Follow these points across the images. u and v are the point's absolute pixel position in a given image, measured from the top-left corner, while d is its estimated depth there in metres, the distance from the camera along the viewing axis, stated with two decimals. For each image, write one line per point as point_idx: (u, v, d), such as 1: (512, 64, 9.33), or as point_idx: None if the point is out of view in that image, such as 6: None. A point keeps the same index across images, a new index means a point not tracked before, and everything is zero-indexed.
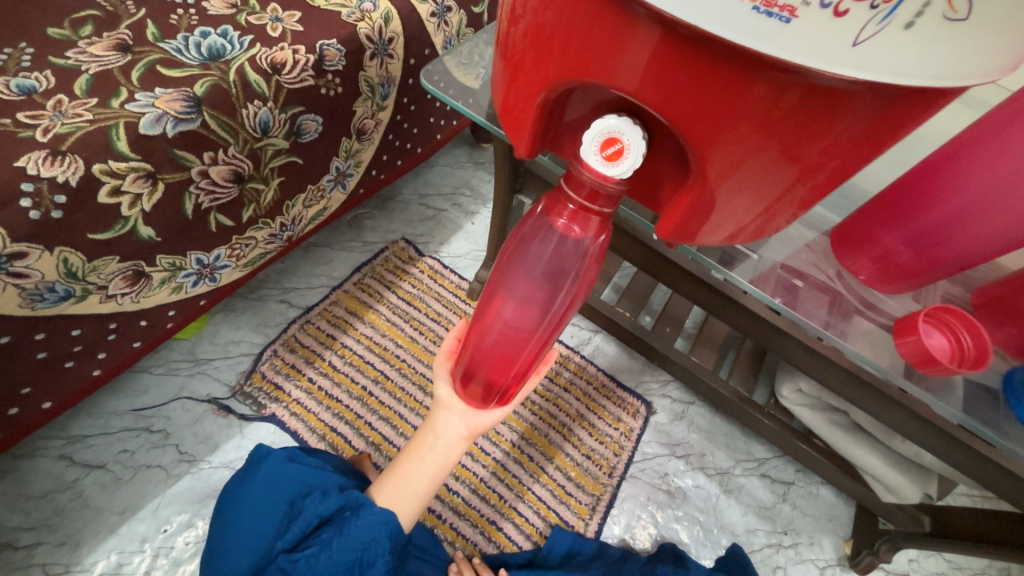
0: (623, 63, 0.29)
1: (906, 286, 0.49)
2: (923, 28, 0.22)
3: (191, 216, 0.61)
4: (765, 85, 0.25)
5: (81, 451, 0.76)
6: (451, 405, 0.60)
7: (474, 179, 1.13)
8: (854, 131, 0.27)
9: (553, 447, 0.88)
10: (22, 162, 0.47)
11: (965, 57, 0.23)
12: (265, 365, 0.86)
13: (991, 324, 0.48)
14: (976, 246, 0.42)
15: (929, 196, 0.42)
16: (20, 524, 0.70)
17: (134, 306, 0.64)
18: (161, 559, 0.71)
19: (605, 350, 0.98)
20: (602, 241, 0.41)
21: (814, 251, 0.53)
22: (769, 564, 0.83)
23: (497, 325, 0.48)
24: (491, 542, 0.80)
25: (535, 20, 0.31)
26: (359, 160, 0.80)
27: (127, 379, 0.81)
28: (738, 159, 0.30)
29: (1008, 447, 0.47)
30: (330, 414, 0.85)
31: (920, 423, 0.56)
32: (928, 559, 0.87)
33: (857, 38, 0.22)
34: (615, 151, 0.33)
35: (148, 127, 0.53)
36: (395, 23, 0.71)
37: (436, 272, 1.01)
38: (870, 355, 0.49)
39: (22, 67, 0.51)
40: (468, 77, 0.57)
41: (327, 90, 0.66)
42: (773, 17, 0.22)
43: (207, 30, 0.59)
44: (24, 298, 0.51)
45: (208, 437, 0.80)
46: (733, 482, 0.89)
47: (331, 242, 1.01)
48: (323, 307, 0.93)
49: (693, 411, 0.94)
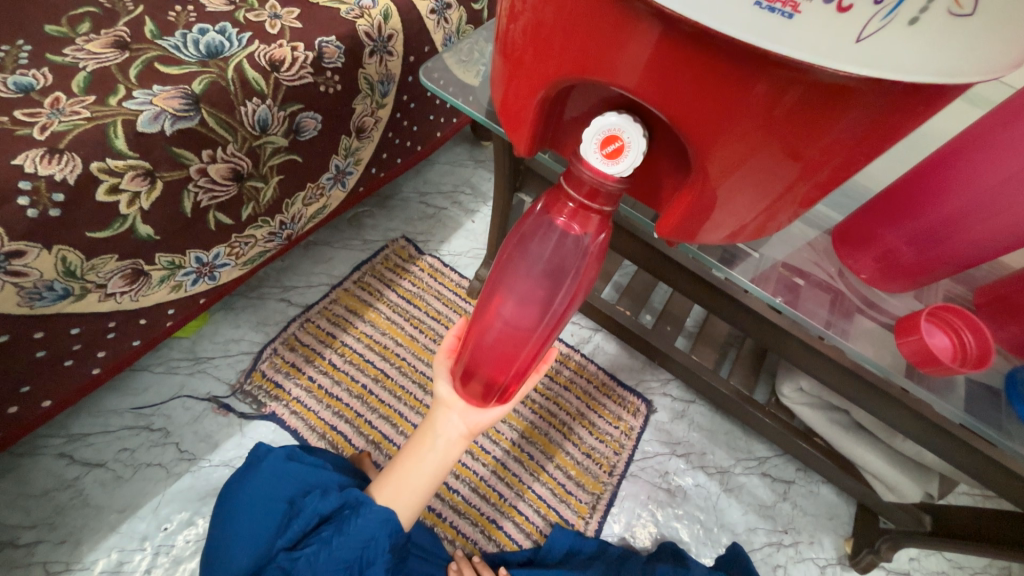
0: (623, 61, 0.28)
1: (907, 285, 0.49)
2: (928, 23, 0.21)
3: (190, 214, 0.61)
4: (767, 83, 0.25)
5: (81, 449, 0.75)
6: (450, 404, 0.60)
7: (475, 177, 1.13)
8: (856, 129, 0.27)
9: (553, 445, 0.88)
10: (20, 160, 0.46)
11: (971, 54, 0.23)
12: (264, 363, 0.86)
13: (994, 324, 0.48)
14: (980, 245, 0.42)
15: (930, 194, 0.42)
16: (20, 522, 0.70)
17: (134, 304, 0.63)
18: (161, 557, 0.71)
19: (605, 349, 0.98)
20: (602, 240, 0.41)
21: (816, 249, 0.53)
22: (769, 563, 0.83)
23: (497, 324, 0.48)
24: (491, 540, 0.80)
25: (535, 17, 0.31)
26: (359, 158, 0.80)
27: (127, 377, 0.81)
28: (739, 158, 0.29)
29: (1010, 447, 0.47)
30: (330, 413, 0.85)
31: (921, 423, 0.56)
32: (929, 558, 0.87)
33: (861, 34, 0.22)
34: (615, 149, 0.33)
35: (146, 124, 0.52)
36: (395, 21, 0.71)
37: (436, 270, 1.01)
38: (872, 355, 0.49)
39: (20, 65, 0.50)
40: (467, 74, 0.56)
41: (327, 87, 0.66)
42: (775, 13, 0.22)
43: (206, 27, 0.58)
44: (23, 297, 0.51)
45: (208, 436, 0.80)
46: (733, 481, 0.88)
47: (331, 241, 1.00)
48: (323, 306, 0.93)
49: (693, 410, 0.94)
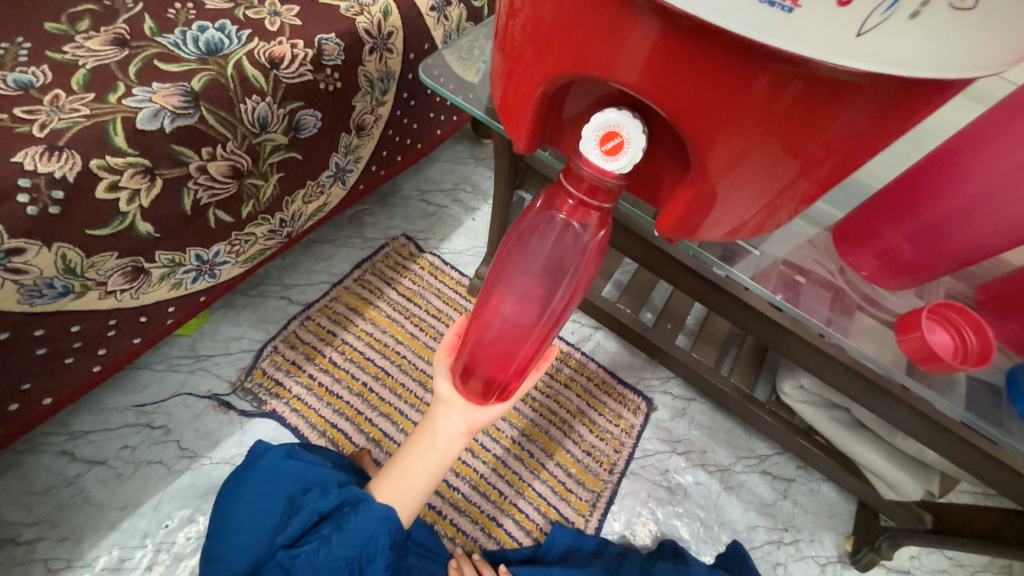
0: (623, 55, 0.28)
1: (909, 281, 0.48)
2: (929, 18, 0.21)
3: (190, 211, 0.61)
4: (768, 77, 0.25)
5: (82, 447, 0.76)
6: (450, 401, 0.60)
7: (475, 175, 1.13)
8: (857, 124, 0.27)
9: (553, 443, 0.88)
10: (19, 158, 0.46)
11: (970, 50, 0.23)
12: (265, 361, 0.86)
13: (994, 321, 0.48)
14: (981, 241, 0.41)
15: (929, 192, 0.42)
16: (21, 519, 0.70)
17: (134, 302, 0.64)
18: (162, 554, 0.71)
19: (606, 347, 0.98)
20: (602, 236, 0.42)
21: (816, 247, 0.52)
22: (770, 561, 0.83)
23: (496, 321, 0.47)
24: (491, 538, 0.80)
25: (534, 13, 0.30)
26: (359, 156, 0.80)
27: (128, 375, 0.81)
28: (739, 153, 0.29)
29: (1012, 445, 0.47)
30: (331, 410, 0.85)
31: (922, 420, 0.56)
32: (929, 556, 0.87)
33: (861, 29, 0.22)
34: (615, 145, 0.33)
35: (145, 122, 0.52)
36: (395, 17, 0.70)
37: (436, 268, 1.01)
38: (873, 353, 0.49)
39: (20, 63, 0.50)
40: (468, 71, 0.56)
41: (327, 85, 0.66)
42: (775, 7, 0.22)
43: (205, 25, 0.58)
44: (23, 294, 0.51)
45: (209, 433, 0.80)
46: (733, 479, 0.88)
47: (331, 238, 1.00)
48: (323, 303, 0.93)
49: (694, 407, 0.94)
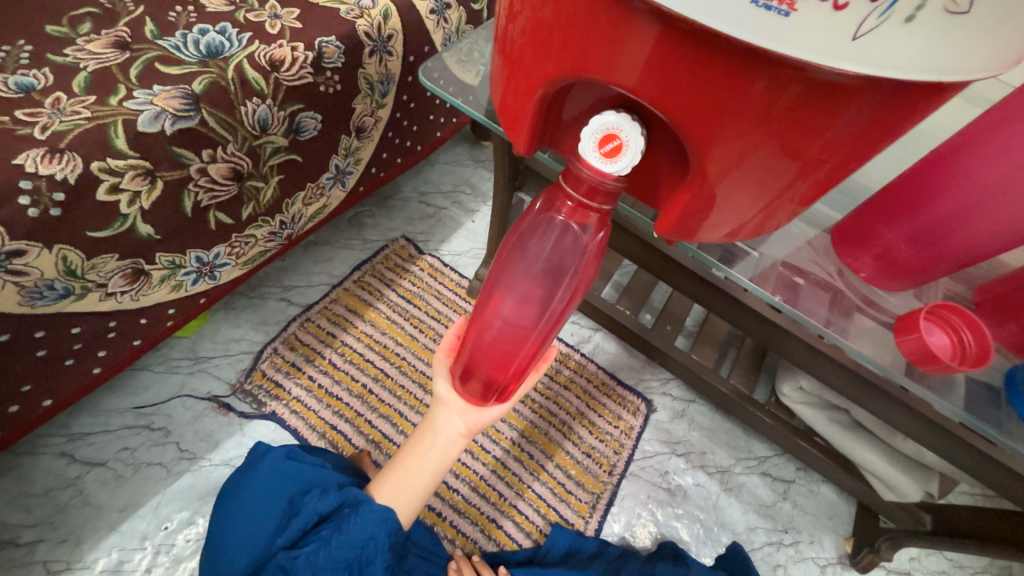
0: (622, 59, 0.28)
1: (908, 282, 0.48)
2: (924, 21, 0.21)
3: (190, 213, 0.61)
4: (766, 80, 0.25)
5: (81, 448, 0.76)
6: (450, 402, 0.60)
7: (475, 177, 1.13)
8: (855, 126, 0.27)
9: (552, 444, 0.88)
10: (21, 160, 0.47)
11: (968, 53, 0.23)
12: (265, 363, 0.86)
13: (992, 322, 0.48)
14: (978, 242, 0.42)
15: (926, 193, 0.42)
16: (20, 521, 0.70)
17: (134, 304, 0.64)
18: (162, 556, 0.71)
19: (605, 348, 0.98)
20: (601, 237, 0.42)
21: (815, 248, 0.53)
22: (770, 562, 0.83)
23: (496, 322, 0.47)
24: (491, 539, 0.80)
25: (534, 16, 0.31)
26: (359, 158, 0.80)
27: (128, 377, 0.81)
28: (738, 154, 0.29)
29: (1011, 446, 0.47)
30: (330, 412, 0.85)
31: (921, 422, 0.56)
32: (929, 557, 0.87)
33: (857, 32, 0.22)
34: (614, 147, 0.33)
35: (146, 124, 0.53)
36: (395, 20, 0.71)
37: (435, 270, 1.01)
38: (871, 354, 0.49)
39: (21, 65, 0.51)
40: (467, 74, 0.56)
41: (327, 87, 0.66)
42: (772, 11, 0.22)
43: (206, 27, 0.58)
44: (24, 296, 0.51)
45: (208, 435, 0.80)
46: (733, 480, 0.88)
47: (331, 240, 1.00)
48: (323, 305, 0.94)
49: (693, 409, 0.94)
